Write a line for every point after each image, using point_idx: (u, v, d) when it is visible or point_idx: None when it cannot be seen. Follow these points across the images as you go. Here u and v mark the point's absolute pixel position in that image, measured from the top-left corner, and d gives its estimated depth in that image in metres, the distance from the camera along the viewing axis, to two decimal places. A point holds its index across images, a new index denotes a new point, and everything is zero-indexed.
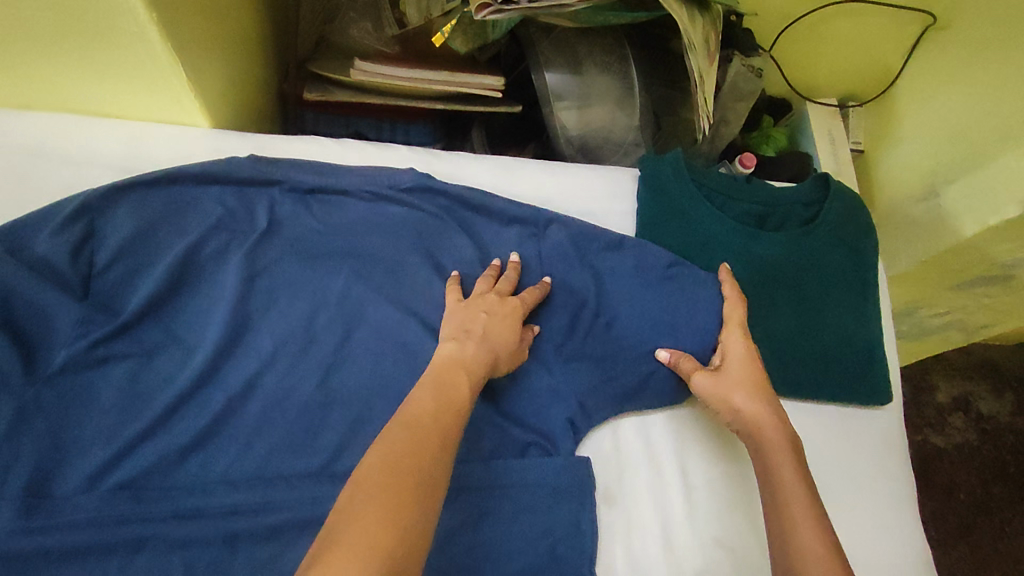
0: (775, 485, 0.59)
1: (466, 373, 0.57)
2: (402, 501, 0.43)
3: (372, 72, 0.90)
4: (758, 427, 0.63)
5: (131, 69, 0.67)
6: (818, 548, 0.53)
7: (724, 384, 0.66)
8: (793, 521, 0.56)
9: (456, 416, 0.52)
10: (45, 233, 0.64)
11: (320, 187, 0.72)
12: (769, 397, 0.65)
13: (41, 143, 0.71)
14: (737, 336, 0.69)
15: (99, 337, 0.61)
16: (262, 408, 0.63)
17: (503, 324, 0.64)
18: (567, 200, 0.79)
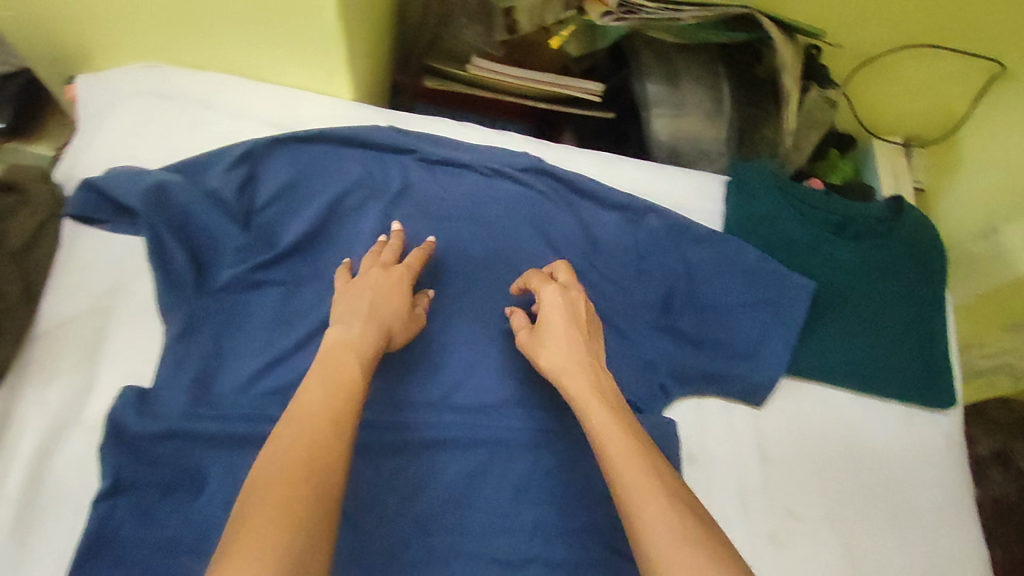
0: (594, 427, 0.56)
1: (355, 352, 0.57)
2: (295, 492, 0.44)
3: (486, 69, 0.99)
4: (575, 378, 0.61)
5: (298, 39, 0.78)
6: (642, 477, 0.50)
7: (542, 339, 0.66)
8: (616, 455, 0.52)
9: (348, 400, 0.52)
10: (216, 171, 0.74)
11: (447, 159, 0.81)
12: (586, 350, 0.64)
13: (212, 98, 0.81)
14: (552, 291, 0.68)
15: (259, 264, 0.70)
16: (390, 343, 0.71)
17: (385, 295, 0.64)
18: (659, 196, 0.86)
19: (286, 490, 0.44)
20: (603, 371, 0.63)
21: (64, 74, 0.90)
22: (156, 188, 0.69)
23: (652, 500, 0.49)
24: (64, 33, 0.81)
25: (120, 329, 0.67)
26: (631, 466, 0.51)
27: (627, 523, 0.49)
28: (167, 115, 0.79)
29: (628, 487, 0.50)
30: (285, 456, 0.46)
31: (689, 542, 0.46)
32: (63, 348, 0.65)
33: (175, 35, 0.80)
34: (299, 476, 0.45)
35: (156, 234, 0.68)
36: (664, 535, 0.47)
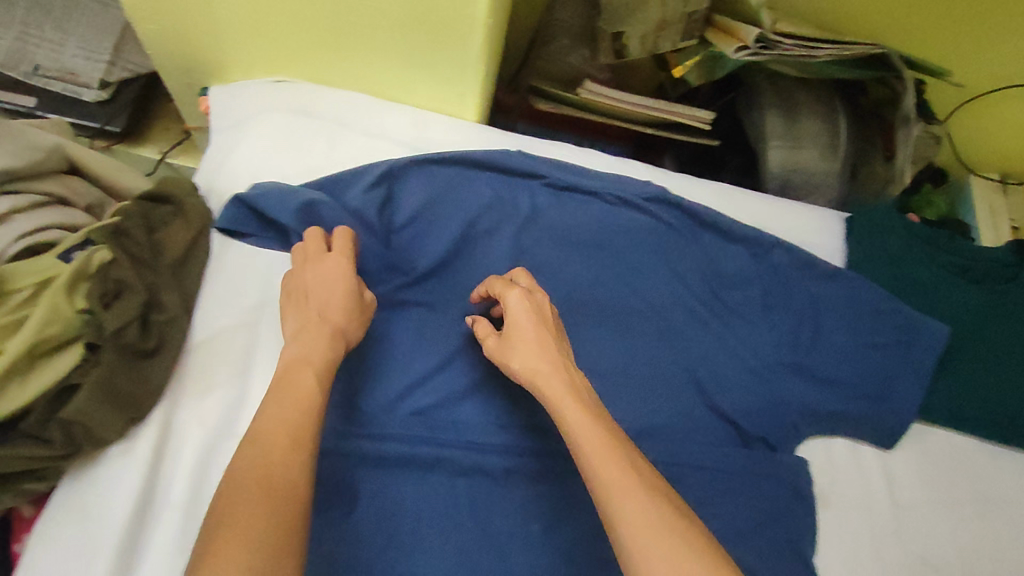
0: (570, 431, 0.54)
1: (310, 365, 0.57)
2: (260, 511, 0.45)
3: (598, 93, 0.99)
4: (550, 384, 0.58)
5: (438, 63, 0.79)
6: (621, 476, 0.50)
7: (508, 347, 0.62)
8: (593, 456, 0.51)
9: (310, 414, 0.53)
10: (355, 190, 0.75)
11: (574, 185, 0.81)
12: (555, 354, 0.61)
13: (346, 117, 0.82)
14: (515, 295, 0.65)
15: (409, 282, 0.73)
16: (526, 369, 0.72)
17: (333, 298, 0.63)
18: (781, 230, 0.86)
19: (250, 505, 0.45)
20: (574, 371, 0.61)
21: (194, 83, 0.91)
22: (307, 205, 0.71)
23: (630, 495, 0.48)
24: (207, 48, 0.84)
25: (269, 345, 0.68)
26: (611, 465, 0.50)
27: (606, 518, 0.49)
28: (303, 132, 0.80)
29: (607, 483, 0.49)
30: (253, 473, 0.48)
31: (668, 530, 0.47)
32: (219, 361, 0.67)
33: (314, 52, 0.82)
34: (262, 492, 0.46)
35: (311, 253, 0.70)
36: (644, 527, 0.47)
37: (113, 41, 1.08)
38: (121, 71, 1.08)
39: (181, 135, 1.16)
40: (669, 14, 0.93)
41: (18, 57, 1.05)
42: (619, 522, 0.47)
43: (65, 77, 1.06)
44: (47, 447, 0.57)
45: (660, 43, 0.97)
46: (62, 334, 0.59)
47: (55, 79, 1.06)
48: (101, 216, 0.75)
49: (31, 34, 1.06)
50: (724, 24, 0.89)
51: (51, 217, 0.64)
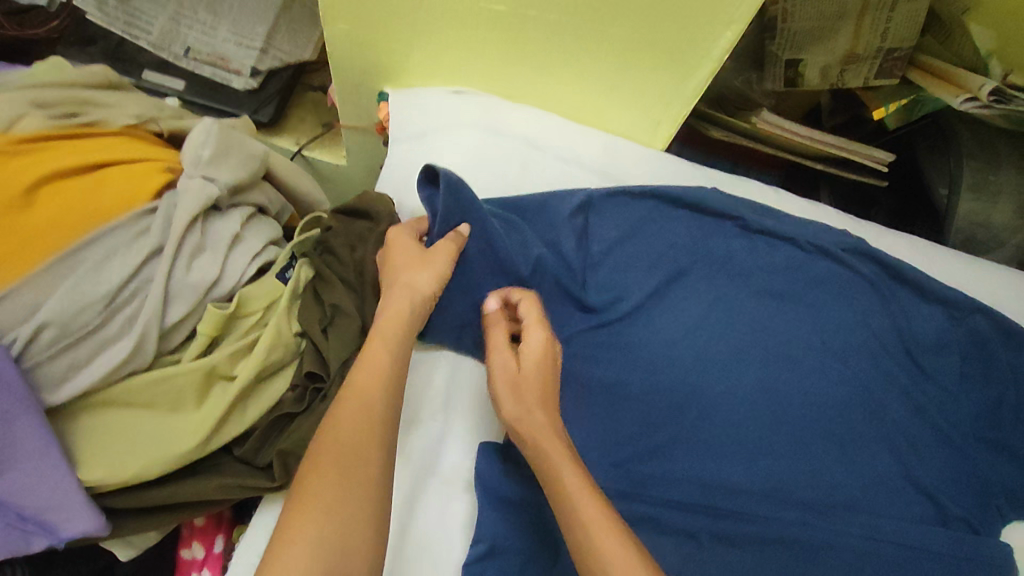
0: (551, 470, 0.51)
1: (386, 342, 0.55)
2: (340, 490, 0.46)
3: (778, 125, 0.92)
4: (541, 434, 0.54)
5: (645, 91, 0.77)
6: (592, 512, 0.48)
7: (512, 385, 0.57)
8: (569, 491, 0.49)
9: (389, 384, 0.52)
10: (561, 209, 0.73)
11: (772, 231, 0.77)
12: (553, 404, 0.57)
13: (538, 139, 0.80)
14: (539, 337, 0.59)
15: (598, 324, 0.71)
16: (722, 425, 0.68)
17: (402, 262, 0.60)
18: (979, 292, 0.80)
19: (325, 477, 0.46)
20: (555, 413, 0.57)
21: (362, 85, 0.88)
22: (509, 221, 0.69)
23: (605, 531, 0.47)
24: (391, 53, 0.81)
25: (468, 381, 0.65)
26: (592, 506, 0.49)
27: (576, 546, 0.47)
28: (495, 152, 0.78)
29: (584, 517, 0.48)
30: (332, 445, 0.48)
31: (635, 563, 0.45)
32: (425, 395, 0.63)
33: (508, 67, 0.79)
34: (341, 467, 0.47)
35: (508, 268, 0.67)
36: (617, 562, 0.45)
37: (266, 27, 1.04)
38: (272, 59, 1.05)
39: (320, 127, 1.12)
40: (863, 46, 0.86)
41: (171, 38, 1.04)
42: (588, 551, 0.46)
43: (216, 62, 1.04)
44: (266, 478, 0.53)
45: (849, 79, 0.90)
46: (282, 359, 0.56)
47: (207, 63, 1.04)
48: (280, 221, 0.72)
49: (184, 16, 1.05)
50: (933, 67, 0.83)
51: (269, 230, 0.61)
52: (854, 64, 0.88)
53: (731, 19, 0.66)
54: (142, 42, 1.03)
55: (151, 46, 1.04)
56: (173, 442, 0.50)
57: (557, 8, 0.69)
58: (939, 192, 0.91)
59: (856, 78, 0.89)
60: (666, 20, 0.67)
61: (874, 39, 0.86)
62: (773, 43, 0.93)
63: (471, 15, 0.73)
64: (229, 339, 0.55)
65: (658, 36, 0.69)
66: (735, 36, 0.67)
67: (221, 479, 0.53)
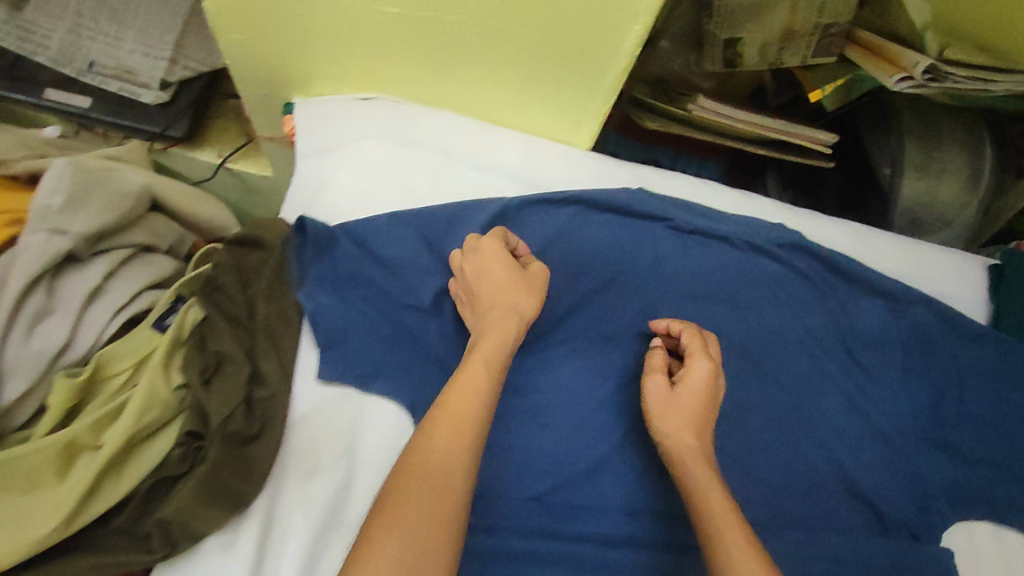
0: (693, 489, 0.53)
1: (483, 361, 0.55)
2: (430, 514, 0.46)
3: (714, 110, 0.87)
4: (688, 456, 0.55)
5: (559, 91, 0.70)
6: (735, 535, 0.48)
7: (673, 405, 0.58)
8: (717, 515, 0.50)
9: (480, 407, 0.52)
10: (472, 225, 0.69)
11: (705, 230, 0.73)
12: (708, 430, 0.57)
13: (451, 147, 0.75)
14: (704, 364, 0.59)
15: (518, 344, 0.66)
16: (652, 444, 0.65)
17: (500, 284, 0.61)
18: (922, 278, 0.78)
19: (412, 499, 0.46)
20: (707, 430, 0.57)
21: (270, 95, 0.82)
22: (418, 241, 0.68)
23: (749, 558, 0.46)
24: (292, 60, 0.75)
25: (373, 422, 0.61)
26: (733, 526, 0.49)
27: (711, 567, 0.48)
28: (404, 165, 0.73)
29: (730, 549, 0.47)
30: (423, 472, 0.48)
31: None
32: (326, 441, 0.59)
33: (416, 72, 0.73)
34: (430, 492, 0.47)
35: (411, 296, 0.66)
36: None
37: (174, 36, 0.98)
38: (183, 69, 0.98)
39: (243, 137, 1.06)
40: (801, 22, 0.80)
41: (72, 52, 0.96)
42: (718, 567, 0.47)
43: (122, 76, 0.97)
44: (144, 552, 0.50)
45: (787, 57, 0.84)
46: (159, 419, 0.53)
47: (112, 77, 0.97)
48: (180, 251, 0.70)
49: (84, 26, 0.96)
50: (871, 42, 0.78)
51: (143, 274, 0.61)
52: (792, 41, 0.82)
53: (637, 11, 0.57)
54: (40, 58, 0.95)
55: (50, 62, 0.96)
56: (32, 525, 0.47)
57: (454, 8, 0.63)
58: (883, 172, 0.88)
59: (794, 56, 0.84)
60: (567, 17, 0.60)
61: (811, 14, 0.80)
62: (711, 20, 0.87)
63: (367, 18, 0.66)
64: (94, 403, 0.54)
65: (563, 34, 0.62)
66: (643, 29, 0.59)
67: (97, 558, 0.49)
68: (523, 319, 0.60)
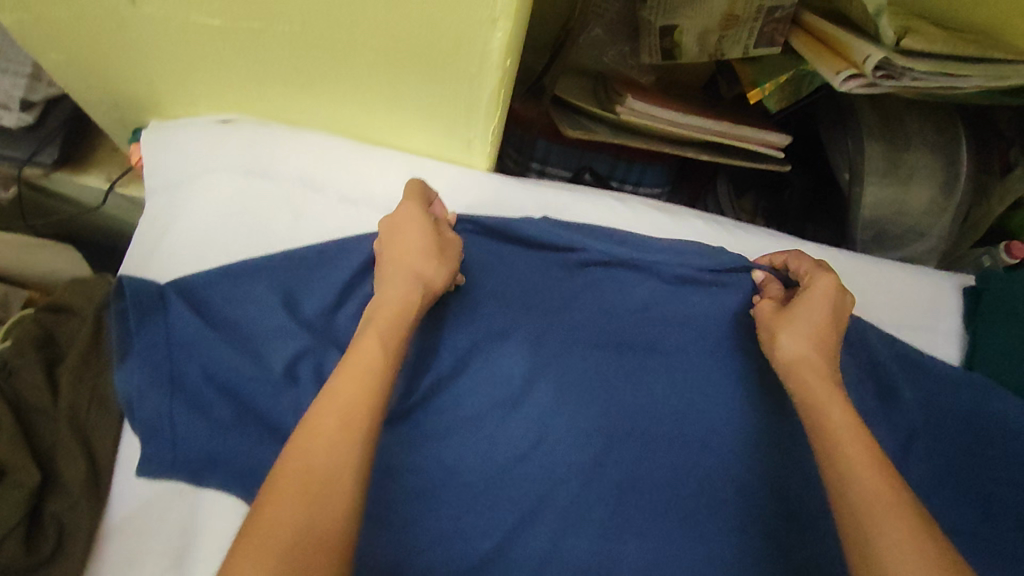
0: (813, 399, 0.50)
1: (377, 330, 0.47)
2: (307, 497, 0.37)
3: (643, 114, 0.75)
4: (804, 371, 0.52)
5: (434, 107, 0.59)
6: (862, 451, 0.44)
7: (785, 318, 0.55)
8: (841, 431, 0.46)
9: (368, 390, 0.43)
10: (337, 275, 0.57)
11: (621, 260, 0.63)
12: (829, 346, 0.54)
13: (320, 177, 0.63)
14: (827, 280, 0.57)
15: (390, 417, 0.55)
16: (551, 531, 0.54)
17: (415, 240, 0.54)
18: (881, 307, 0.67)
19: (307, 464, 0.39)
20: (828, 354, 0.53)
21: (124, 118, 0.71)
22: (270, 286, 0.56)
23: (874, 472, 0.43)
24: (127, 81, 0.62)
25: (205, 523, 0.52)
26: (859, 445, 0.45)
27: (830, 481, 0.44)
28: (263, 201, 0.62)
29: (853, 460, 0.44)
30: (301, 474, 0.38)
31: (900, 521, 0.39)
32: (156, 549, 0.51)
33: (271, 94, 0.62)
34: (310, 477, 0.38)
35: (250, 368, 0.53)
36: (866, 500, 0.41)
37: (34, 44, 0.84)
38: (48, 84, 0.84)
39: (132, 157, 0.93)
40: (741, 5, 0.67)
41: None
42: (839, 476, 0.43)
43: None
44: None
45: (727, 48, 0.71)
46: None
47: None
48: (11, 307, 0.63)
49: None
50: (822, 31, 0.65)
51: None
52: (733, 28, 0.69)
53: (494, 15, 0.46)
54: None
55: None
56: None
57: (282, 17, 0.50)
58: (841, 178, 0.76)
59: (735, 46, 0.70)
60: (415, 22, 0.48)
61: None
62: (646, 5, 0.75)
63: (184, 33, 0.54)
64: None
65: (416, 42, 0.50)
66: (508, 36, 0.48)
67: None
68: (430, 287, 0.52)
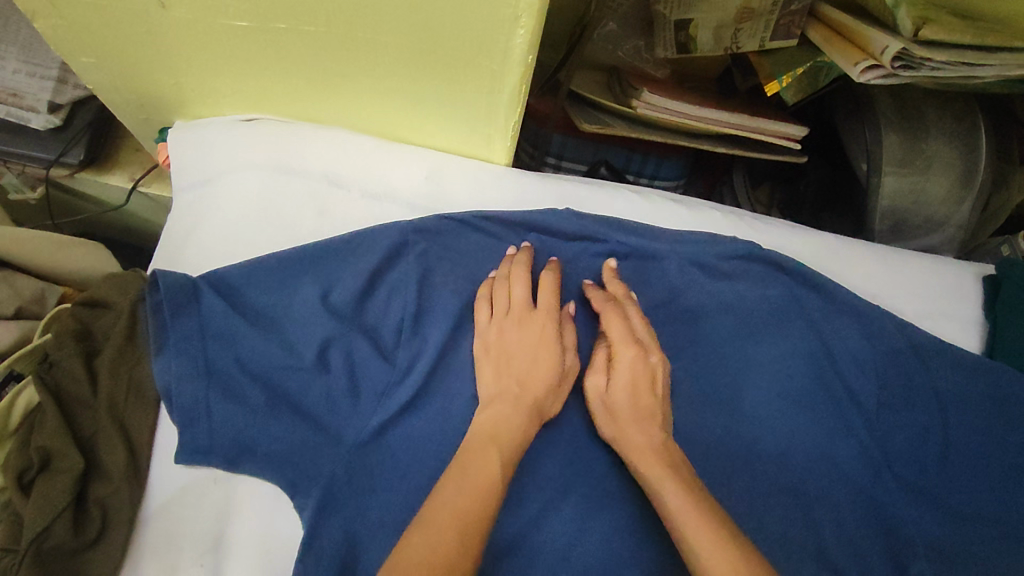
0: (656, 494, 0.47)
1: (498, 447, 0.48)
2: None
3: (660, 107, 0.76)
4: (643, 457, 0.49)
5: (455, 104, 0.60)
6: (684, 508, 0.44)
7: (617, 409, 0.53)
8: (676, 514, 0.44)
9: (487, 505, 0.43)
10: (365, 261, 0.58)
11: (640, 248, 0.64)
12: (660, 428, 0.52)
13: (344, 173, 0.65)
14: (628, 355, 0.55)
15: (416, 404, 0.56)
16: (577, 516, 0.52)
17: (539, 363, 0.54)
18: (900, 296, 0.68)
19: None
20: (666, 435, 0.51)
21: (150, 119, 0.73)
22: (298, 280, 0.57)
23: (699, 527, 0.43)
24: (155, 83, 0.64)
25: (242, 508, 0.53)
26: (695, 510, 0.44)
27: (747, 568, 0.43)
28: (289, 197, 0.64)
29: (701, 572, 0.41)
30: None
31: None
32: (196, 533, 0.52)
33: (295, 93, 0.63)
34: None
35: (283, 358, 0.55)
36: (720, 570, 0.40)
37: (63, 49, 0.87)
38: (74, 88, 0.86)
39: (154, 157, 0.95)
40: None
41: None
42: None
43: (6, 100, 0.83)
44: None
45: (744, 41, 0.72)
46: None
47: None
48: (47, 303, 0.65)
49: None
50: (839, 23, 0.66)
51: None
52: (749, 22, 0.70)
53: (516, 14, 0.47)
54: None
55: None
56: None
57: (309, 18, 0.51)
58: (859, 168, 0.76)
59: (751, 39, 0.71)
60: (438, 21, 0.49)
61: None
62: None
63: (211, 34, 0.55)
64: None
65: (439, 40, 0.51)
66: (530, 33, 0.49)
67: None
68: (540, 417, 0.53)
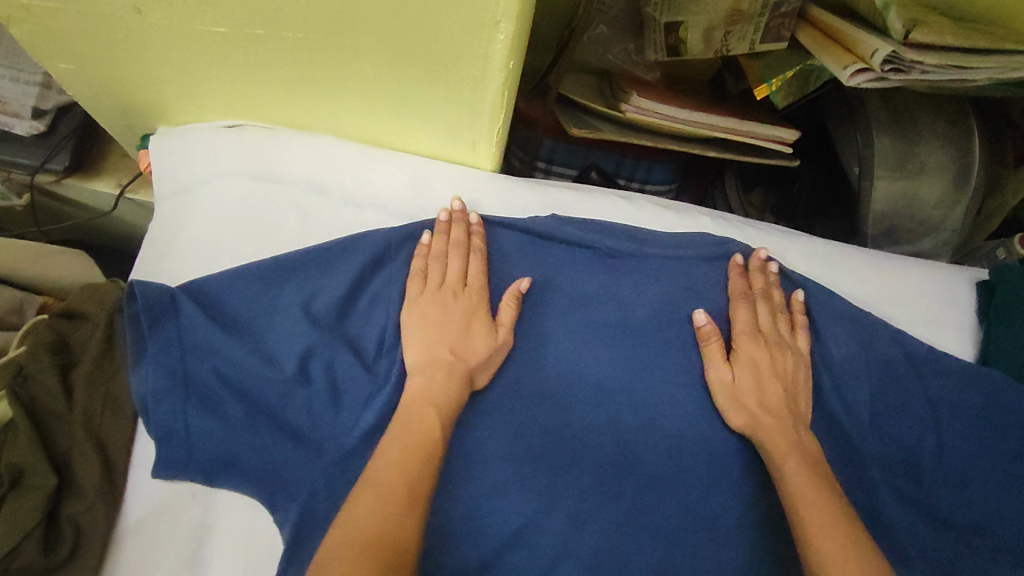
0: (779, 468, 0.52)
1: (432, 411, 0.50)
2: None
3: (650, 111, 0.75)
4: (777, 440, 0.54)
5: (439, 109, 0.59)
6: (815, 492, 0.50)
7: (739, 395, 0.56)
8: (801, 496, 0.49)
9: (425, 465, 0.46)
10: (349, 269, 0.57)
11: (629, 252, 0.63)
12: (781, 411, 0.56)
13: (328, 179, 0.64)
14: (752, 345, 0.59)
15: None
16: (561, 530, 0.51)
17: (465, 327, 0.55)
18: (892, 302, 0.67)
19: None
20: (804, 433, 0.56)
21: (133, 124, 0.72)
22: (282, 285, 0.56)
23: (823, 513, 0.48)
24: (135, 89, 0.63)
25: (221, 523, 0.53)
26: (822, 498, 0.49)
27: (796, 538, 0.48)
28: (272, 203, 0.63)
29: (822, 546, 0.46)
30: (356, 550, 0.40)
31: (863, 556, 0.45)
32: (174, 549, 0.51)
33: (278, 99, 0.62)
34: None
35: (262, 369, 0.53)
36: (834, 556, 0.45)
37: None
38: (58, 93, 0.85)
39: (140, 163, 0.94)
40: None
41: None
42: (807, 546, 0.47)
43: None
44: None
45: (733, 44, 0.70)
46: None
47: None
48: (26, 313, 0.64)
49: None
50: (830, 25, 0.65)
51: None
52: (738, 24, 0.69)
53: (495, 18, 0.46)
54: None
55: None
56: None
57: (287, 23, 0.50)
58: (851, 172, 0.75)
59: (741, 42, 0.70)
60: (417, 26, 0.48)
61: None
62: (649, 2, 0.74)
63: (189, 39, 0.54)
64: None
65: (419, 45, 0.50)
66: (511, 37, 0.48)
67: None
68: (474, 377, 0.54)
